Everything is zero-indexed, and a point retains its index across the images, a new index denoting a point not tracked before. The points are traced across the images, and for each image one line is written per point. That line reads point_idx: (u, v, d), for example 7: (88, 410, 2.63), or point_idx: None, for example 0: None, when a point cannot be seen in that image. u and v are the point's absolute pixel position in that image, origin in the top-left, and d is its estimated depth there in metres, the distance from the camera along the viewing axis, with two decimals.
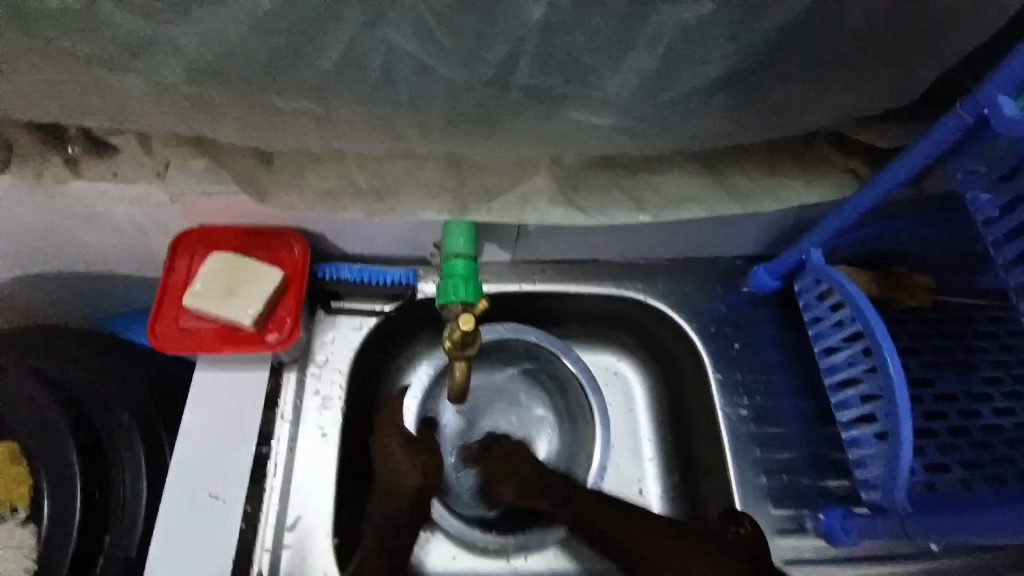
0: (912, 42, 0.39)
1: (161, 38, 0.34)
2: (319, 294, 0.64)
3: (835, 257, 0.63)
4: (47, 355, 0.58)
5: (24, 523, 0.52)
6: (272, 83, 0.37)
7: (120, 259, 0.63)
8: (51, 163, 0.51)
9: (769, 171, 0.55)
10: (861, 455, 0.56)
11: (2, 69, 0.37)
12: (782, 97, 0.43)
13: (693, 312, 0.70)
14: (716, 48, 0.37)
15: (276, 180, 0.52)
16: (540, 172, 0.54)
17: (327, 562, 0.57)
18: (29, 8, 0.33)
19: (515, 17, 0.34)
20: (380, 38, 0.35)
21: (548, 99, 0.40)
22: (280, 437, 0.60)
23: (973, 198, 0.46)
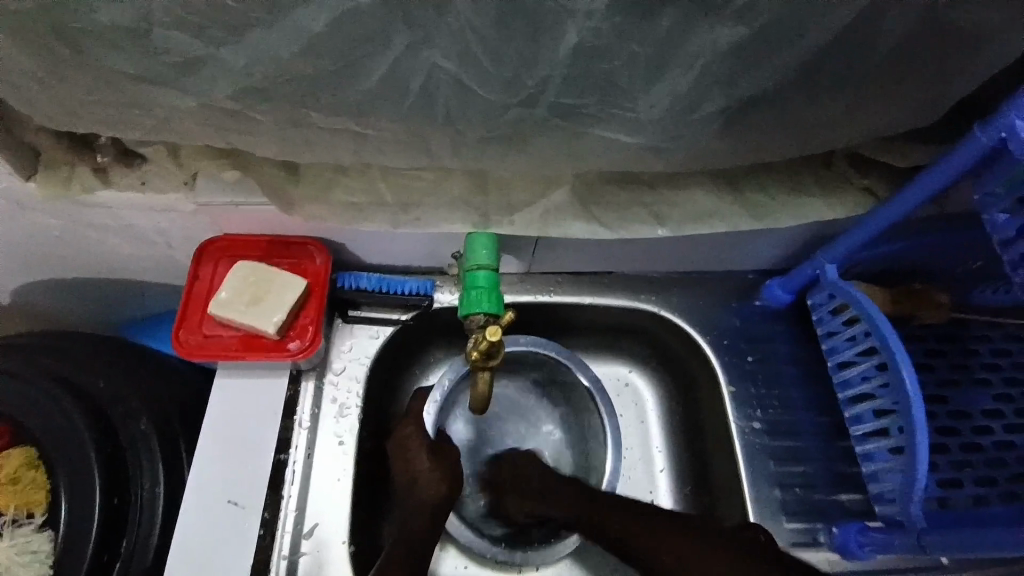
0: (939, 70, 0.40)
1: (209, 57, 0.35)
2: (338, 303, 0.64)
3: (849, 274, 0.64)
4: (66, 364, 0.58)
5: (40, 529, 0.51)
6: (314, 99, 0.38)
7: (142, 265, 0.64)
8: (79, 172, 0.51)
9: (787, 188, 0.56)
10: (876, 470, 0.57)
11: (49, 79, 0.37)
12: (808, 121, 0.44)
13: (707, 325, 0.71)
14: (750, 75, 0.37)
15: (304, 192, 0.53)
16: (563, 185, 0.54)
17: (344, 569, 0.57)
18: (80, 24, 0.33)
19: (556, 41, 0.35)
20: (424, 61, 0.36)
21: (580, 119, 0.41)
22: (298, 445, 0.60)
23: (992, 219, 0.45)
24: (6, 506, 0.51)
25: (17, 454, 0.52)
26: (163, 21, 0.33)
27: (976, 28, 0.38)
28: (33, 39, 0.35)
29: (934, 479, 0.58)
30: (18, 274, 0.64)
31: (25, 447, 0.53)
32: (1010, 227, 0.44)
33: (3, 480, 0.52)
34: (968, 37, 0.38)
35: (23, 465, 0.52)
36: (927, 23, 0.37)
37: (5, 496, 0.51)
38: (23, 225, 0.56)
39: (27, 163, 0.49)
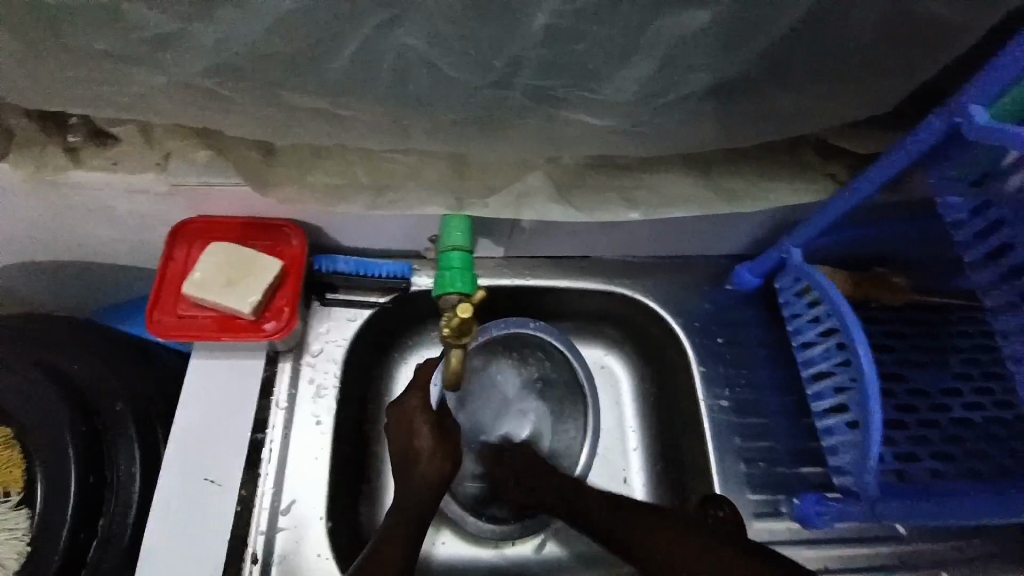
0: (893, 58, 0.42)
1: (179, 35, 0.35)
2: (315, 285, 0.65)
3: (814, 258, 0.66)
4: (41, 347, 0.58)
5: (17, 507, 0.52)
6: (286, 79, 0.38)
7: (115, 248, 0.63)
8: (51, 152, 0.50)
9: (756, 174, 0.57)
10: (835, 443, 0.60)
11: (15, 56, 0.37)
12: (771, 107, 0.45)
13: (680, 308, 0.73)
14: (714, 59, 0.39)
15: (279, 173, 0.53)
16: (537, 170, 0.55)
17: (322, 545, 0.58)
18: (47, 1, 0.33)
19: (526, 24, 0.35)
20: (394, 41, 0.36)
21: (552, 102, 0.42)
22: (275, 424, 0.61)
23: (946, 203, 0.48)
24: None
25: None
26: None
27: (928, 17, 0.39)
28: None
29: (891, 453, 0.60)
30: None
31: None
32: (960, 211, 0.47)
33: None
34: (920, 26, 0.40)
35: None
36: (882, 12, 0.39)
37: None
38: None
39: (1, 144, 0.50)
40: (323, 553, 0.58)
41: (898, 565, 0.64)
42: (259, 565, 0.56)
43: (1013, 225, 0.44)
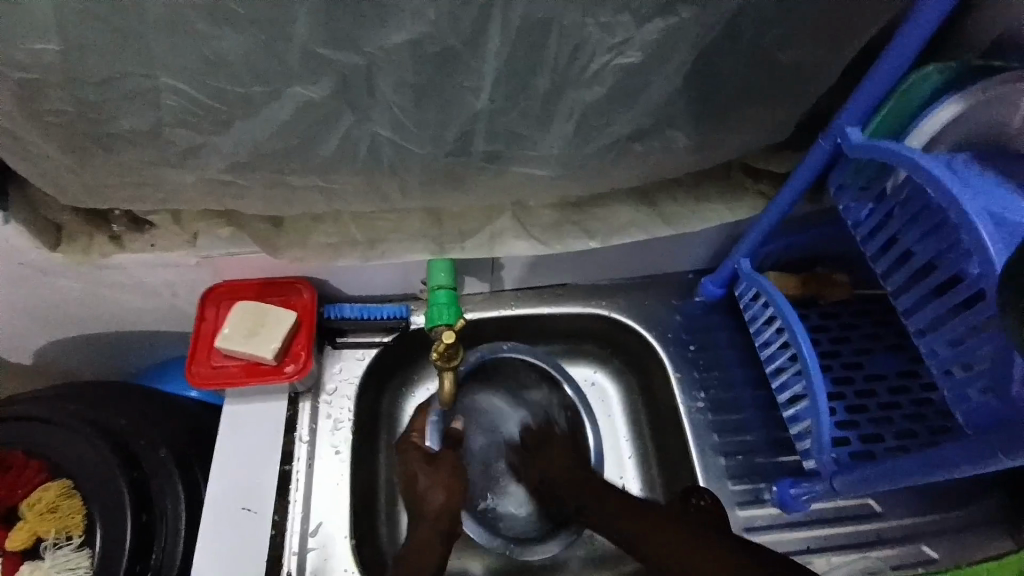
0: (776, 96, 0.52)
1: (205, 143, 0.46)
2: (326, 331, 0.74)
3: (763, 265, 0.74)
4: (91, 405, 0.66)
5: (79, 548, 0.58)
6: (288, 166, 0.49)
7: (151, 316, 0.73)
8: (97, 239, 0.61)
9: (694, 198, 0.66)
10: (800, 429, 0.66)
11: (81, 172, 0.48)
12: (684, 146, 0.54)
13: (652, 322, 0.80)
14: (622, 115, 0.49)
15: (288, 239, 0.63)
16: (505, 214, 0.65)
17: (346, 560, 0.66)
18: (106, 130, 0.44)
19: (466, 108, 0.46)
20: (369, 130, 0.46)
21: (501, 160, 0.52)
22: (300, 456, 0.69)
23: (846, 207, 0.55)
24: (47, 532, 0.58)
25: (53, 486, 0.59)
26: (169, 123, 0.44)
27: (791, 64, 0.49)
28: (68, 143, 0.45)
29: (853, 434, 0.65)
30: (42, 335, 0.73)
31: (61, 480, 0.60)
32: (859, 212, 0.54)
33: (43, 509, 0.59)
34: (787, 71, 0.50)
35: (60, 495, 0.59)
36: (752, 65, 0.48)
37: (47, 522, 0.58)
38: (51, 291, 0.66)
39: (51, 236, 0.59)
40: (349, 568, 0.65)
41: (880, 540, 0.70)
42: None
43: (895, 217, 0.50)
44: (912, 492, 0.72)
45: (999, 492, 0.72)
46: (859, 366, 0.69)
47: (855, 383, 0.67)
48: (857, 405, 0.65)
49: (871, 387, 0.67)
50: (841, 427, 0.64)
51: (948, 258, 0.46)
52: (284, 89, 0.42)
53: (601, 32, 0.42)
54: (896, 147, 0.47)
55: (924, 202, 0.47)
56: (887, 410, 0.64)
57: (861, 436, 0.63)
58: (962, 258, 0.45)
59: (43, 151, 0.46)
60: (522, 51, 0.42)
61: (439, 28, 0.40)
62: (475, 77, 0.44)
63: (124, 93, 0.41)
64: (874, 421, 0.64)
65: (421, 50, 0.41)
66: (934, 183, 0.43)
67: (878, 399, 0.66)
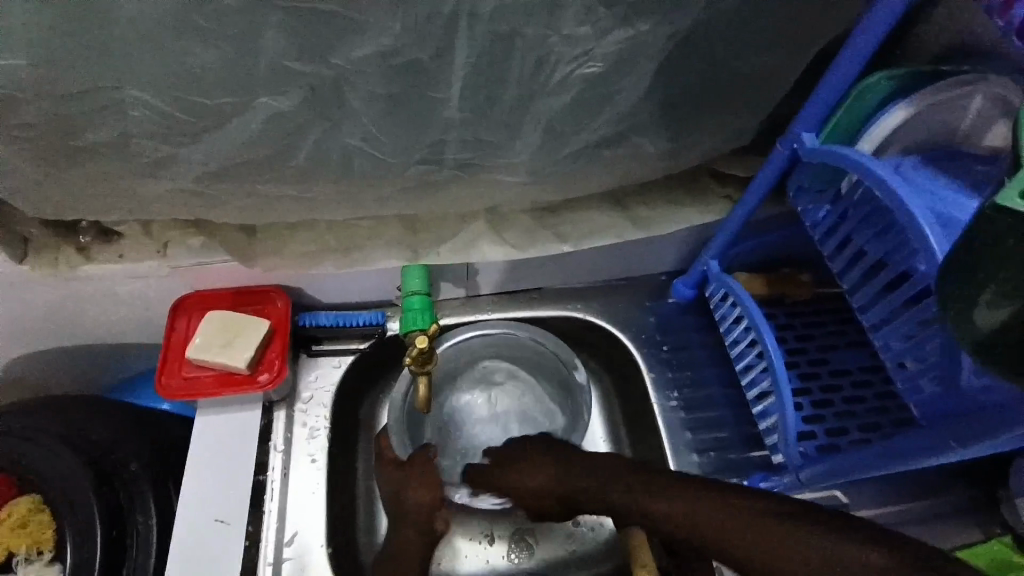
0: (737, 103, 0.54)
1: (174, 154, 0.46)
2: (301, 340, 0.74)
3: (731, 266, 0.77)
4: (60, 420, 0.65)
5: (50, 564, 0.59)
6: (259, 177, 0.49)
7: (122, 329, 0.72)
8: (65, 251, 0.60)
9: (662, 202, 0.68)
10: (768, 424, 0.68)
11: (47, 185, 0.48)
12: (650, 153, 0.56)
13: (626, 324, 0.82)
14: (587, 124, 0.50)
15: (262, 248, 0.63)
16: (478, 220, 0.66)
17: (323, 569, 0.65)
18: (72, 143, 0.44)
19: (435, 118, 0.47)
20: (339, 140, 0.47)
21: (472, 168, 0.53)
22: (275, 465, 0.68)
23: (804, 209, 0.58)
24: (19, 547, 0.59)
25: (22, 502, 0.60)
26: (138, 135, 0.44)
27: (748, 73, 0.51)
28: (33, 157, 0.45)
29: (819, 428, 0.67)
30: (9, 350, 0.72)
31: (30, 495, 0.61)
32: (817, 213, 0.56)
33: (13, 525, 0.59)
34: (745, 80, 0.52)
35: (30, 511, 0.60)
36: (711, 74, 0.50)
37: (19, 537, 0.59)
38: (17, 306, 0.65)
39: (18, 248, 0.59)
40: None
41: None
42: None
43: (849, 218, 0.52)
44: (880, 483, 0.75)
45: (960, 480, 0.75)
46: (824, 362, 0.72)
47: (820, 379, 0.70)
48: (822, 399, 0.68)
49: (836, 382, 0.69)
50: (807, 422, 0.66)
51: (897, 257, 0.48)
52: (253, 101, 0.42)
53: (565, 44, 0.43)
54: (847, 152, 0.49)
55: (873, 203, 0.49)
56: (852, 404, 0.67)
57: (826, 430, 0.65)
58: (910, 257, 0.47)
59: (7, 165, 0.46)
60: (489, 63, 0.43)
61: (405, 41, 0.41)
62: (443, 88, 0.45)
63: (91, 107, 0.41)
64: (838, 415, 0.66)
65: (388, 62, 0.42)
66: (881, 186, 0.46)
67: (842, 393, 0.68)
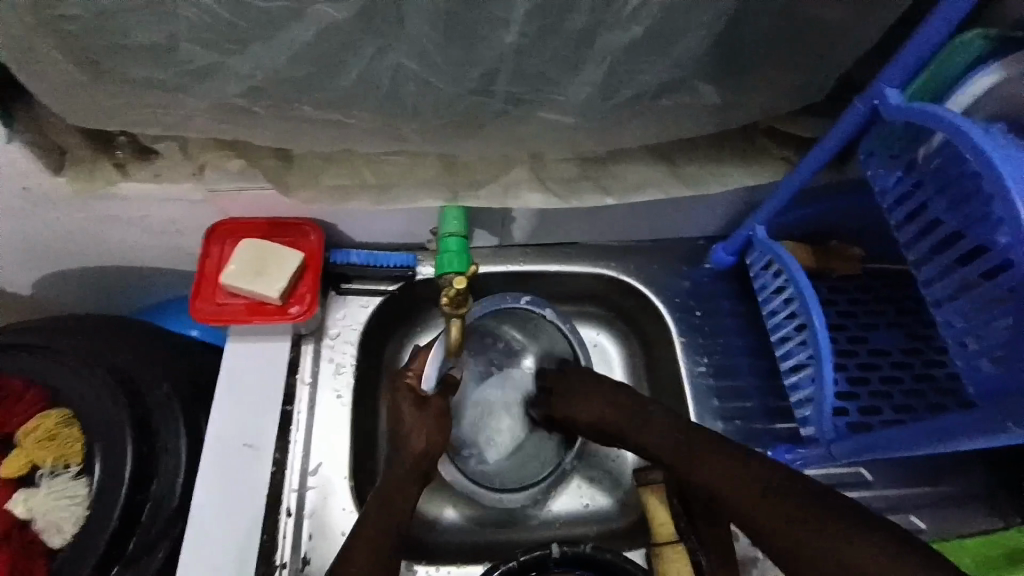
0: (816, 50, 0.50)
1: (221, 64, 0.44)
2: (331, 277, 0.73)
3: (776, 234, 0.73)
4: (93, 336, 0.65)
5: (77, 477, 0.59)
6: (304, 98, 0.47)
7: (153, 252, 0.72)
8: (101, 166, 0.58)
9: (715, 159, 0.64)
10: (801, 398, 0.66)
11: (89, 89, 0.46)
12: (713, 102, 0.52)
13: (660, 286, 0.79)
14: (654, 62, 0.47)
15: (298, 177, 0.62)
16: (520, 165, 0.63)
17: (345, 499, 0.67)
18: (117, 44, 0.42)
19: (493, 44, 0.44)
20: (391, 62, 0.45)
21: (524, 105, 0.50)
22: (301, 398, 0.69)
23: (872, 174, 0.54)
24: (43, 459, 0.59)
25: (53, 414, 0.60)
26: (184, 39, 0.42)
27: (834, 18, 0.47)
28: (76, 55, 0.43)
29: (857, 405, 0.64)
30: (43, 264, 0.72)
31: (61, 409, 0.60)
32: (885, 181, 0.53)
33: (40, 437, 0.59)
34: (831, 24, 0.47)
35: (60, 423, 0.60)
36: (798, 13, 0.46)
37: (45, 450, 0.59)
38: (52, 220, 0.64)
39: (54, 159, 0.57)
40: (348, 507, 0.67)
41: (867, 509, 0.71)
42: (293, 516, 0.65)
43: (924, 186, 0.49)
44: (904, 465, 0.73)
45: (987, 470, 0.73)
46: (862, 340, 0.69)
47: (858, 357, 0.68)
48: (858, 377, 0.66)
49: (874, 361, 0.67)
50: (840, 398, 0.64)
51: (974, 229, 0.45)
52: (309, 10, 0.40)
53: None
54: (936, 110, 0.45)
55: (956, 170, 0.46)
56: (888, 385, 0.65)
57: (860, 408, 0.63)
58: (991, 229, 0.44)
59: (51, 65, 0.44)
60: None
61: None
62: (508, 10, 0.42)
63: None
64: (874, 394, 0.64)
65: None
66: (972, 147, 0.42)
67: (880, 373, 0.66)
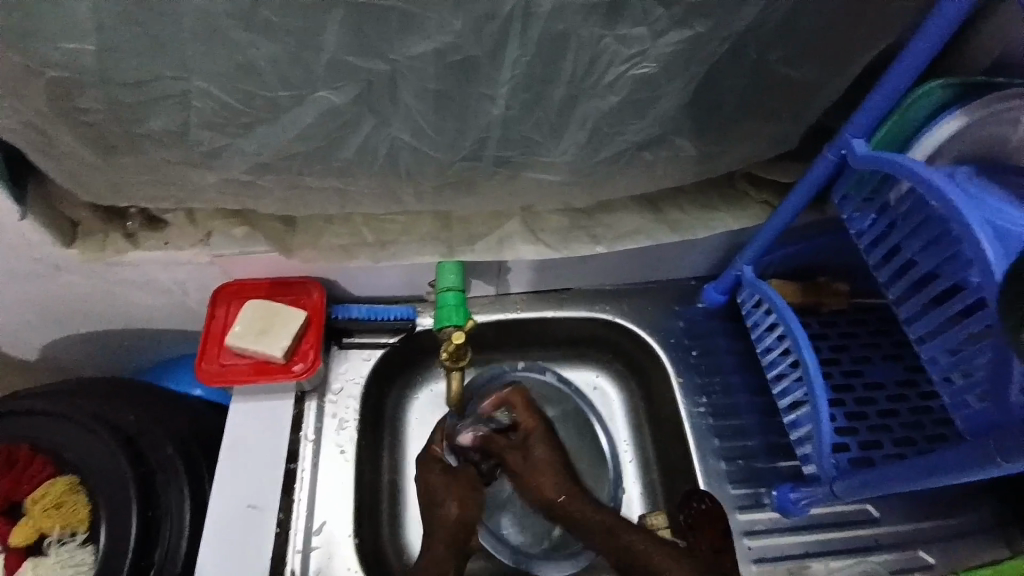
0: (784, 107, 0.53)
1: (230, 145, 0.47)
2: (333, 332, 0.75)
3: (764, 273, 0.75)
4: (99, 401, 0.66)
5: (82, 545, 0.60)
6: (306, 169, 0.50)
7: (159, 314, 0.73)
8: (113, 236, 0.62)
9: (698, 206, 0.67)
10: (800, 436, 0.66)
11: (105, 169, 0.49)
12: (691, 155, 0.55)
13: (655, 327, 0.81)
14: (632, 124, 0.50)
15: (300, 239, 0.65)
16: (513, 218, 0.66)
17: (349, 559, 0.66)
18: (135, 130, 0.45)
19: (482, 115, 0.47)
20: (388, 135, 0.48)
21: (514, 166, 0.53)
22: (304, 455, 0.70)
23: (849, 216, 0.57)
24: (51, 528, 0.60)
25: (59, 482, 0.61)
26: (194, 124, 0.45)
27: (796, 80, 0.51)
28: (94, 141, 0.46)
29: (857, 440, 0.63)
30: (51, 331, 0.73)
31: (66, 477, 0.61)
32: (861, 223, 0.56)
33: (47, 506, 0.60)
34: (794, 83, 0.51)
35: (65, 491, 0.60)
36: (763, 77, 0.50)
37: (52, 518, 0.60)
38: (64, 289, 0.66)
39: (66, 233, 0.60)
40: (352, 566, 0.66)
41: (877, 546, 0.71)
42: None
43: (898, 227, 0.51)
44: (909, 498, 0.73)
45: (994, 500, 0.73)
46: (858, 374, 0.70)
47: (854, 391, 0.68)
48: (856, 412, 0.66)
49: (871, 395, 0.68)
50: (841, 433, 0.64)
51: (947, 268, 0.47)
52: (309, 95, 0.43)
53: (619, 44, 0.43)
54: (900, 159, 0.48)
55: (925, 212, 0.49)
56: (887, 418, 0.65)
57: (861, 443, 0.63)
58: (963, 268, 0.46)
59: (70, 151, 0.47)
60: (541, 62, 0.44)
61: (463, 39, 0.41)
62: (494, 87, 0.45)
63: (153, 95, 0.43)
64: (873, 428, 0.65)
65: (444, 59, 0.42)
66: (936, 194, 0.45)
67: (877, 406, 0.67)
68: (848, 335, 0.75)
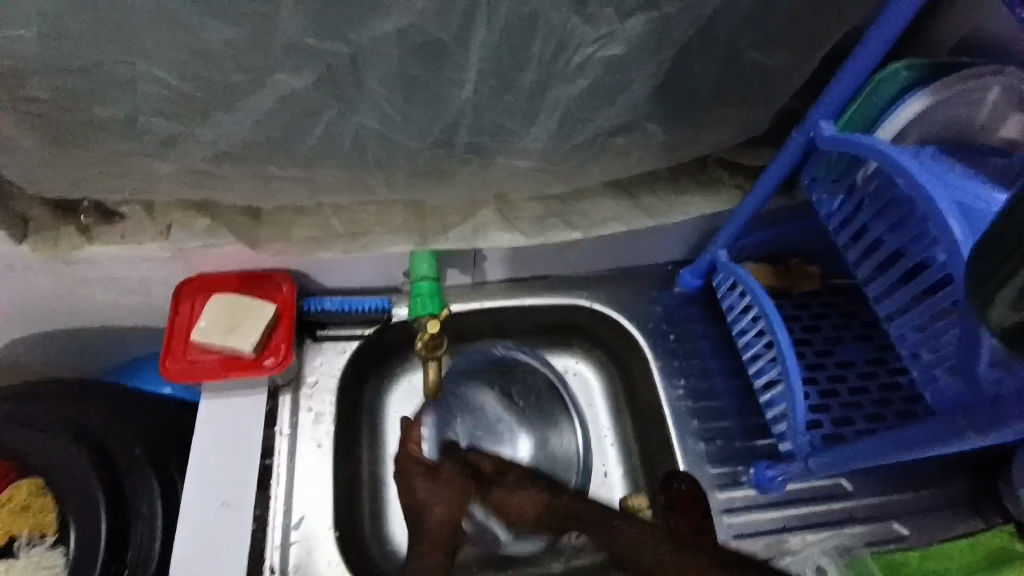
0: (756, 88, 0.53)
1: (187, 134, 0.45)
2: (307, 325, 0.74)
3: (739, 256, 0.76)
4: (62, 404, 0.64)
5: (52, 547, 0.60)
6: (271, 159, 0.48)
7: (123, 312, 0.71)
8: (66, 232, 0.59)
9: (673, 190, 0.67)
10: (775, 415, 0.67)
11: (54, 162, 0.47)
12: (663, 139, 0.55)
13: (632, 312, 0.81)
14: (603, 108, 0.49)
15: (268, 231, 0.63)
16: (487, 207, 0.65)
17: (331, 553, 0.66)
18: (85, 119, 0.43)
19: (450, 101, 0.46)
20: (355, 122, 0.46)
21: (485, 152, 0.52)
22: (280, 450, 0.68)
23: (819, 198, 0.57)
24: (20, 529, 0.60)
25: (24, 485, 0.61)
26: (149, 112, 0.43)
27: (766, 62, 0.50)
28: (42, 133, 0.44)
29: (828, 418, 0.65)
30: (8, 333, 0.70)
31: (31, 479, 0.61)
32: (830, 204, 0.56)
33: (15, 508, 0.60)
34: (764, 66, 0.51)
35: (31, 493, 0.60)
36: (734, 59, 0.49)
37: (20, 520, 0.60)
38: (19, 289, 0.64)
39: (18, 229, 0.57)
40: (334, 560, 0.65)
41: (850, 519, 0.72)
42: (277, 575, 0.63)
43: (866, 208, 0.52)
44: (880, 472, 0.75)
45: (961, 471, 0.75)
46: (830, 353, 0.71)
47: (827, 370, 0.69)
48: (828, 390, 0.67)
49: (843, 373, 0.69)
50: (813, 412, 0.65)
51: (915, 247, 0.48)
52: (268, 78, 0.42)
53: (587, 24, 0.42)
54: (867, 140, 0.48)
55: (892, 192, 0.49)
56: (858, 395, 0.66)
57: (833, 420, 0.65)
58: (929, 245, 0.47)
59: (16, 144, 0.45)
60: (509, 45, 0.43)
61: (427, 20, 0.40)
62: (462, 70, 0.44)
63: (102, 82, 0.40)
64: (845, 406, 0.66)
65: (408, 41, 0.41)
66: (901, 173, 0.45)
67: (849, 384, 0.68)
68: (820, 315, 0.76)
